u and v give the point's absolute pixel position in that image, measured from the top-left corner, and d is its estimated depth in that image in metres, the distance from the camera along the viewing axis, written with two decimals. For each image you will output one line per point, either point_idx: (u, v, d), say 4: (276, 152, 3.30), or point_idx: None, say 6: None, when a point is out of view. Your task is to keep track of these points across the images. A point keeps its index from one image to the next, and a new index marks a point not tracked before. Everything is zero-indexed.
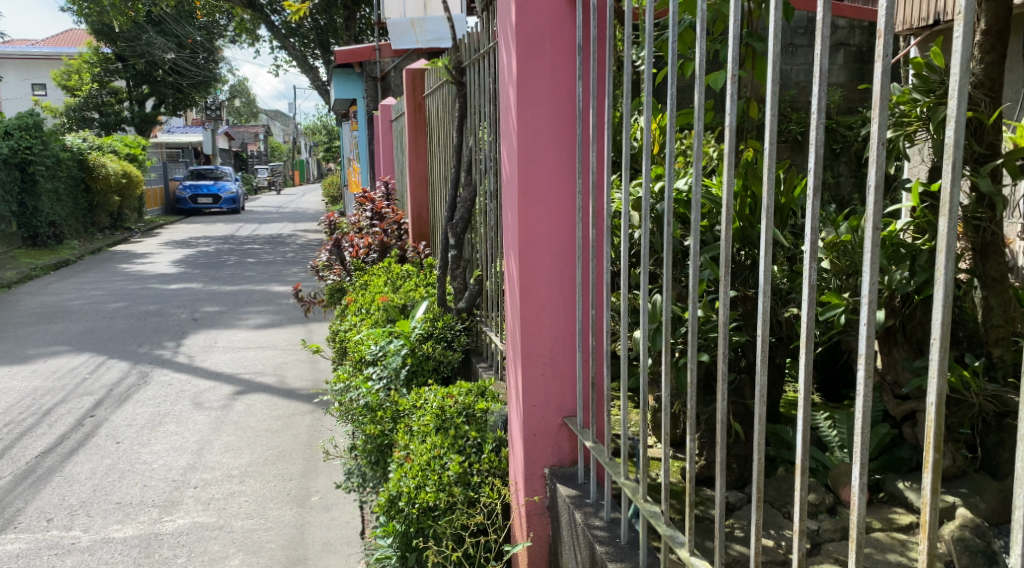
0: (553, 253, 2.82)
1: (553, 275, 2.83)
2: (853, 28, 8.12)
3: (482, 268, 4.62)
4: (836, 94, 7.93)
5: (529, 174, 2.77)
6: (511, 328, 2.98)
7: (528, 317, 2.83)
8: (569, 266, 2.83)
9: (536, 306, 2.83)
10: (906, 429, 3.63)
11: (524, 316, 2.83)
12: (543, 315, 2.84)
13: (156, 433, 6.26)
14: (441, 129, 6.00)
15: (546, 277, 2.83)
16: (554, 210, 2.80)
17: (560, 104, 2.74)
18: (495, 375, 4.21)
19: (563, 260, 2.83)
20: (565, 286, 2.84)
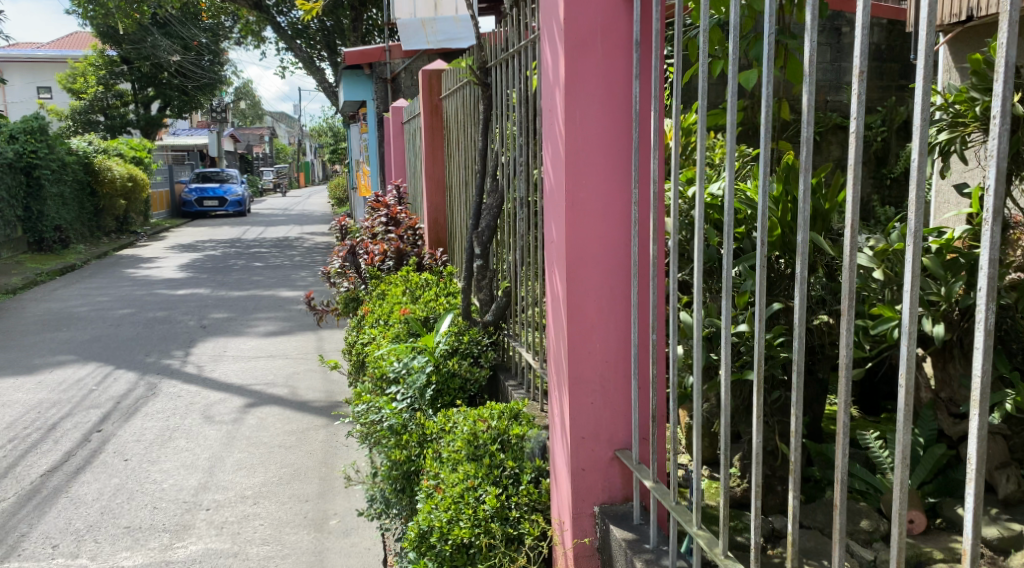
0: (605, 270, 2.57)
1: (605, 295, 2.57)
2: (873, 25, 7.89)
3: (510, 280, 4.40)
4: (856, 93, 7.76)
5: (577, 183, 2.52)
6: (556, 352, 2.73)
7: (576, 342, 2.58)
8: (622, 284, 2.58)
9: (585, 329, 2.57)
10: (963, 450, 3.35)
11: (572, 340, 2.58)
12: (593, 339, 2.58)
13: (165, 450, 6.02)
14: (461, 132, 5.80)
15: (597, 296, 2.57)
16: (605, 221, 2.55)
17: (613, 106, 2.50)
18: (529, 396, 3.96)
19: (615, 278, 2.57)
20: (617, 307, 2.58)
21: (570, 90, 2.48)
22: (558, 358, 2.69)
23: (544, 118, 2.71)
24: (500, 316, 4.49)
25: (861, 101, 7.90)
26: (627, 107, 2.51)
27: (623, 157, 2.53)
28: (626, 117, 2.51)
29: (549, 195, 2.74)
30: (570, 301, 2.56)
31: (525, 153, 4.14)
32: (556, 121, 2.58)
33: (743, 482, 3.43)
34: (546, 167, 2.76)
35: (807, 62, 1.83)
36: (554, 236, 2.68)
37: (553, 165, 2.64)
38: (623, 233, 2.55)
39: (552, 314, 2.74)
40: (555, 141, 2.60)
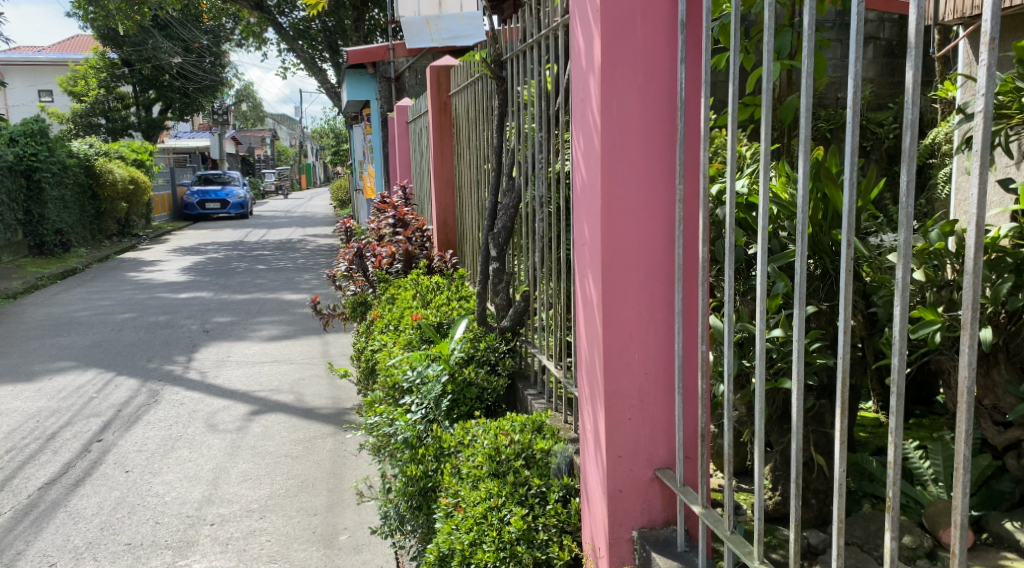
0: (643, 275, 2.36)
1: (644, 303, 2.37)
2: (883, 20, 7.73)
3: (528, 284, 4.19)
4: (867, 89, 7.58)
5: (614, 180, 2.32)
6: (589, 364, 2.52)
7: (613, 353, 2.38)
8: (663, 290, 2.37)
9: (622, 338, 2.37)
10: (1010, 460, 3.13)
11: (608, 351, 2.38)
12: (631, 350, 2.38)
13: (168, 461, 5.82)
14: (472, 128, 5.60)
15: (636, 303, 2.37)
16: (644, 221, 2.34)
17: (653, 97, 2.31)
18: (551, 406, 3.73)
19: (656, 282, 2.37)
20: (657, 316, 2.38)
21: (606, 78, 2.29)
22: (592, 371, 2.49)
23: (576, 113, 2.51)
24: (517, 322, 4.29)
25: (871, 97, 7.73)
26: (668, 97, 2.31)
27: (665, 149, 2.32)
28: (668, 108, 2.32)
29: (581, 195, 2.54)
30: (605, 310, 2.37)
31: (544, 150, 3.93)
32: (591, 112, 2.38)
33: (777, 495, 3.24)
34: (576, 165, 2.56)
35: (914, 34, 1.57)
36: (587, 239, 2.48)
37: (587, 161, 2.44)
38: (664, 235, 2.35)
39: (585, 324, 2.54)
40: (589, 134, 2.40)
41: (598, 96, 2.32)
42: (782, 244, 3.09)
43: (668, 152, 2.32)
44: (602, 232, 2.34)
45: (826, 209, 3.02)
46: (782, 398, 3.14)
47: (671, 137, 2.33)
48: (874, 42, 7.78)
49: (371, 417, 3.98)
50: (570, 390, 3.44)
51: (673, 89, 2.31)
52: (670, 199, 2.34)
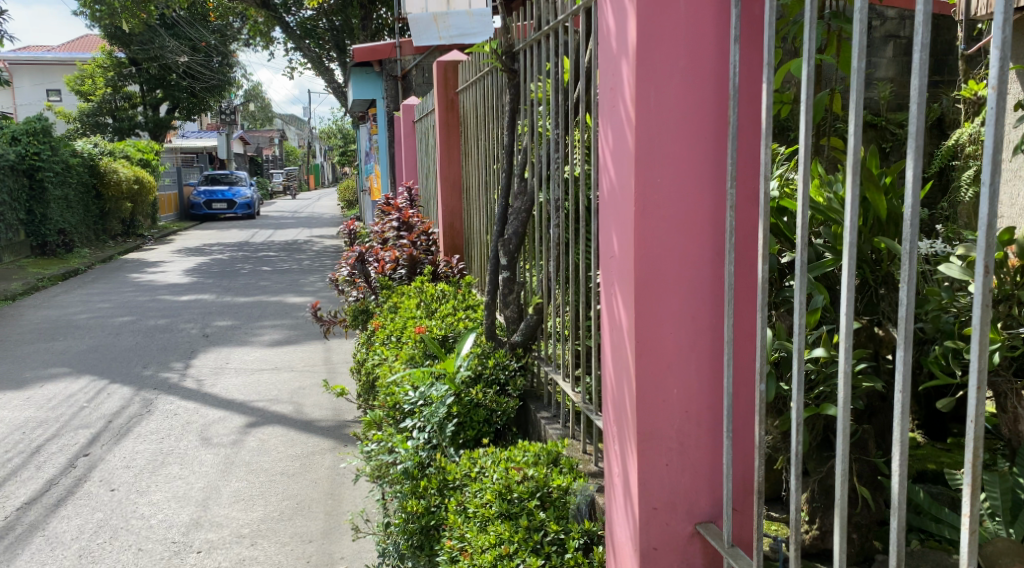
0: (684, 296, 2.01)
1: (685, 328, 2.02)
2: (904, 18, 7.40)
3: (542, 295, 3.79)
4: (888, 89, 7.23)
5: (651, 183, 1.97)
6: (617, 398, 2.17)
7: (648, 389, 2.04)
8: (707, 313, 2.02)
9: (658, 371, 2.03)
10: None
11: (642, 386, 2.04)
12: (669, 384, 2.04)
13: (156, 478, 5.47)
14: (482, 123, 5.25)
15: (676, 328, 2.02)
16: (687, 231, 1.99)
17: (697, 84, 1.95)
18: (567, 433, 3.35)
19: (700, 305, 2.02)
20: (701, 344, 2.03)
21: (641, 61, 1.94)
22: (621, 406, 2.15)
23: (602, 104, 2.16)
24: (529, 338, 3.88)
25: (892, 98, 7.36)
26: (717, 83, 1.95)
27: (712, 146, 1.97)
28: (715, 98, 1.96)
29: (608, 200, 2.19)
30: (639, 336, 2.02)
31: (558, 147, 3.59)
32: (621, 103, 2.03)
33: (814, 529, 2.86)
34: (603, 163, 2.21)
35: None
36: (617, 252, 2.13)
37: (616, 160, 2.09)
38: (710, 249, 2.00)
39: (612, 351, 2.20)
40: (620, 128, 2.05)
41: (631, 82, 1.97)
42: (818, 253, 2.72)
43: (715, 148, 1.97)
44: (634, 245, 2.00)
45: (868, 213, 2.69)
46: (824, 425, 2.79)
47: (719, 132, 1.98)
48: (895, 40, 7.41)
49: (369, 444, 3.63)
50: (590, 416, 3.07)
51: (721, 73, 1.96)
52: (718, 203, 1.98)
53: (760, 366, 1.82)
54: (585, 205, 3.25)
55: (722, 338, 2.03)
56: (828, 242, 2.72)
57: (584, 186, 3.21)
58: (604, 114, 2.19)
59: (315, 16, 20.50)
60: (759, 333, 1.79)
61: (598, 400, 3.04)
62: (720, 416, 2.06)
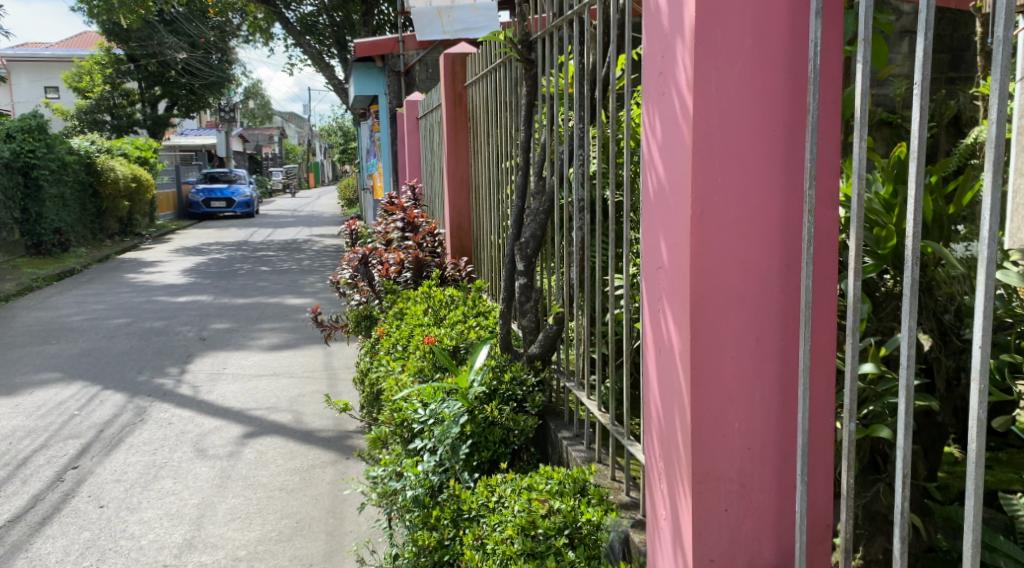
0: (747, 315, 1.71)
1: (749, 351, 1.72)
2: None
3: (564, 305, 3.47)
4: (909, 85, 6.95)
5: (711, 180, 1.67)
6: (665, 432, 1.87)
7: (704, 425, 1.74)
8: (775, 336, 1.72)
9: (717, 403, 1.73)
10: None
11: (697, 421, 1.74)
12: (729, 417, 1.73)
13: (147, 494, 5.19)
14: (493, 118, 4.96)
15: (738, 351, 1.72)
16: (752, 237, 1.69)
17: (765, 65, 1.64)
18: (592, 456, 3.04)
19: (766, 326, 1.71)
20: (767, 371, 1.73)
21: (699, 37, 1.64)
22: (670, 441, 1.85)
23: (649, 93, 1.86)
24: (548, 349, 3.57)
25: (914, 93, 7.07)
26: (789, 66, 1.65)
27: (782, 138, 1.67)
28: (787, 81, 1.65)
29: (654, 203, 1.89)
30: (694, 360, 1.72)
31: (582, 144, 3.31)
32: (674, 89, 1.73)
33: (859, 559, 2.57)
34: (649, 159, 1.91)
35: None
36: (666, 262, 1.82)
37: (666, 154, 1.79)
38: (778, 260, 1.70)
39: (658, 377, 1.89)
40: (672, 117, 1.75)
41: (687, 62, 1.67)
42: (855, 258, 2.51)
43: (785, 140, 1.67)
44: (689, 253, 1.70)
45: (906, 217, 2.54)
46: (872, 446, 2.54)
47: (791, 123, 1.68)
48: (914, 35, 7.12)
49: (376, 470, 3.34)
50: (620, 441, 2.78)
51: (795, 55, 1.65)
52: (789, 204, 1.68)
53: (849, 402, 1.56)
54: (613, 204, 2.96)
55: (791, 364, 1.73)
56: (869, 247, 2.54)
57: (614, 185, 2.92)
58: (650, 103, 1.89)
59: (315, 12, 20.20)
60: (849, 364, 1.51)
61: (628, 424, 2.76)
62: (789, 454, 1.76)
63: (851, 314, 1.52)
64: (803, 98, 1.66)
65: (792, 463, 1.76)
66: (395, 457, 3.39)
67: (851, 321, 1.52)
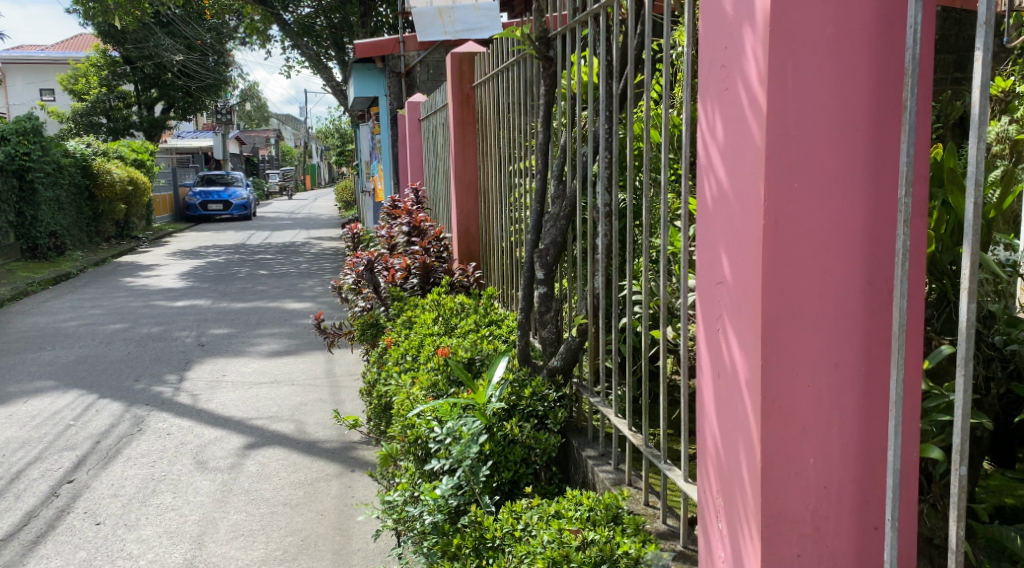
0: (823, 337, 1.53)
1: (825, 376, 1.54)
2: None
3: (587, 315, 3.29)
4: None
5: (788, 187, 1.49)
6: (726, 467, 1.68)
7: (775, 460, 1.56)
8: (854, 360, 1.54)
9: (790, 433, 1.55)
10: None
11: (768, 455, 1.56)
12: (804, 451, 1.56)
13: (146, 510, 4.98)
14: (505, 119, 4.79)
15: (815, 378, 1.54)
16: (830, 253, 1.52)
17: (846, 58, 1.47)
18: (622, 480, 2.84)
19: (844, 349, 1.54)
20: (846, 399, 1.55)
21: (777, 24, 1.46)
22: (732, 477, 1.66)
23: (707, 92, 1.68)
24: (570, 363, 3.39)
25: None
26: (873, 59, 1.47)
27: (864, 140, 1.49)
28: (870, 76, 1.48)
29: (710, 213, 1.71)
30: (766, 390, 1.54)
31: (608, 144, 3.13)
32: (741, 83, 1.55)
33: None
34: (705, 165, 1.73)
35: None
36: (728, 278, 1.64)
37: (729, 158, 1.61)
38: (859, 277, 1.53)
39: (717, 405, 1.71)
40: (738, 118, 1.57)
41: (761, 54, 1.48)
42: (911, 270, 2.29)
43: (871, 143, 1.49)
44: (761, 270, 1.51)
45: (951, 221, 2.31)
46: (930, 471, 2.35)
47: (875, 123, 1.50)
48: None
49: (390, 495, 3.15)
50: (654, 463, 2.59)
51: (880, 46, 1.47)
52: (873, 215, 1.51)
53: (959, 443, 1.39)
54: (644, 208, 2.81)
55: (872, 391, 1.55)
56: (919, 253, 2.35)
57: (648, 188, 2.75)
58: (707, 102, 1.71)
59: (313, 13, 19.97)
60: (963, 397, 1.36)
61: (665, 446, 2.57)
62: (869, 489, 1.58)
63: (963, 342, 1.35)
64: (891, 95, 1.49)
65: (872, 501, 1.58)
66: (409, 480, 3.19)
67: (964, 347, 1.36)
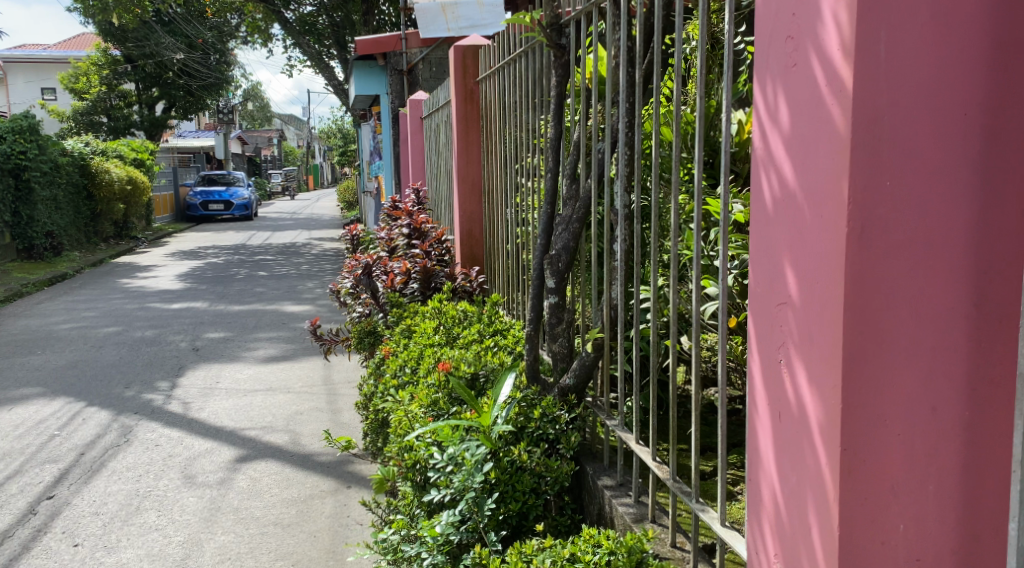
0: (916, 362, 1.36)
1: (917, 397, 1.37)
2: None
3: (602, 328, 2.97)
4: None
5: (878, 184, 1.32)
6: (789, 504, 1.49)
7: (864, 501, 1.37)
8: (952, 387, 1.37)
9: (882, 472, 1.37)
10: None
11: (856, 498, 1.37)
12: (895, 491, 1.38)
13: (128, 530, 4.68)
14: (510, 115, 4.48)
15: (906, 399, 1.37)
16: (922, 259, 1.35)
17: (948, 43, 1.32)
18: (643, 517, 2.52)
19: (942, 375, 1.37)
20: (942, 429, 1.38)
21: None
22: (799, 515, 1.47)
23: (769, 76, 1.51)
24: (584, 382, 3.08)
25: None
26: (977, 47, 1.33)
27: (966, 137, 1.34)
28: (972, 64, 1.33)
29: (767, 221, 1.54)
30: (852, 421, 1.36)
31: (627, 141, 2.82)
32: (820, 64, 1.38)
33: None
34: (761, 168, 1.55)
35: None
36: (794, 286, 1.46)
37: (799, 148, 1.43)
38: (959, 293, 1.36)
39: (776, 440, 1.52)
40: (815, 103, 1.39)
41: (848, 26, 1.32)
42: None
43: (974, 143, 1.34)
44: (842, 277, 1.34)
45: None
46: None
47: (975, 120, 1.34)
48: None
49: (388, 535, 2.87)
50: (685, 503, 2.24)
51: (982, 31, 1.32)
52: (974, 223, 1.35)
53: None
54: (657, 208, 2.50)
55: (971, 425, 1.38)
56: None
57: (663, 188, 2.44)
58: (766, 93, 1.53)
59: (315, 12, 19.70)
60: None
61: (696, 482, 2.22)
62: (968, 538, 1.40)
63: None
64: (995, 89, 1.34)
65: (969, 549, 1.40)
66: (408, 521, 2.92)
67: None
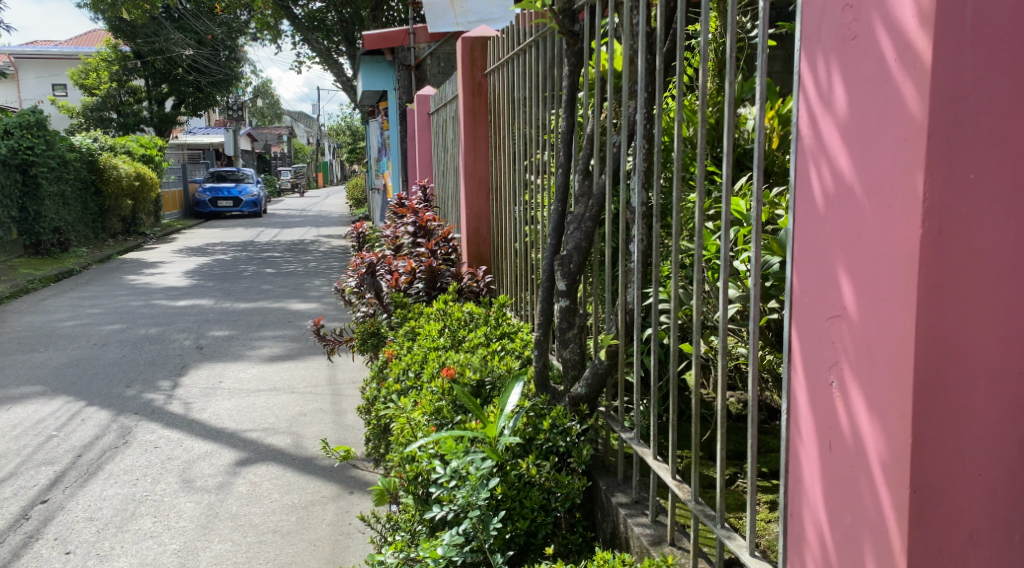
0: (992, 375, 1.25)
1: (992, 413, 1.25)
2: None
3: (616, 333, 2.79)
4: None
5: (956, 179, 1.20)
6: (844, 524, 1.37)
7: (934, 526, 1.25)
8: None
9: (954, 497, 1.25)
10: None
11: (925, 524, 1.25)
12: (967, 515, 1.26)
13: (122, 537, 4.51)
14: (519, 109, 4.30)
15: (981, 409, 1.25)
16: (1002, 254, 1.23)
17: None
18: (660, 540, 2.34)
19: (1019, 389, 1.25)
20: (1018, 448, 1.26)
21: None
22: (856, 534, 1.34)
23: (821, 50, 1.37)
24: (597, 391, 2.90)
25: None
26: None
27: None
28: None
29: (818, 218, 1.41)
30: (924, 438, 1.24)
31: (644, 134, 2.62)
32: (888, 36, 1.25)
33: None
34: (809, 160, 1.42)
35: None
36: (851, 286, 1.33)
37: (858, 132, 1.31)
38: None
39: (830, 459, 1.40)
40: (881, 81, 1.26)
41: None
42: None
43: None
44: (914, 274, 1.22)
45: None
46: None
47: None
48: None
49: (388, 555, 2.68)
50: (709, 526, 2.06)
51: None
52: None
53: None
54: (674, 208, 2.32)
55: None
56: None
57: (679, 185, 2.25)
58: (815, 76, 1.40)
59: (324, 7, 19.51)
60: None
61: (721, 505, 2.02)
62: None
63: None
64: None
65: None
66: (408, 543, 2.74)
67: None
